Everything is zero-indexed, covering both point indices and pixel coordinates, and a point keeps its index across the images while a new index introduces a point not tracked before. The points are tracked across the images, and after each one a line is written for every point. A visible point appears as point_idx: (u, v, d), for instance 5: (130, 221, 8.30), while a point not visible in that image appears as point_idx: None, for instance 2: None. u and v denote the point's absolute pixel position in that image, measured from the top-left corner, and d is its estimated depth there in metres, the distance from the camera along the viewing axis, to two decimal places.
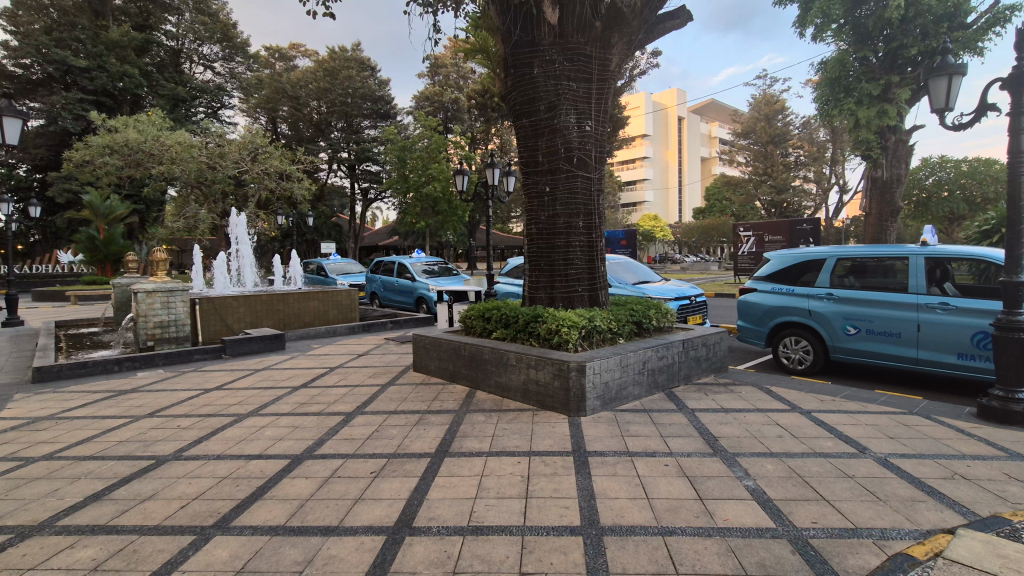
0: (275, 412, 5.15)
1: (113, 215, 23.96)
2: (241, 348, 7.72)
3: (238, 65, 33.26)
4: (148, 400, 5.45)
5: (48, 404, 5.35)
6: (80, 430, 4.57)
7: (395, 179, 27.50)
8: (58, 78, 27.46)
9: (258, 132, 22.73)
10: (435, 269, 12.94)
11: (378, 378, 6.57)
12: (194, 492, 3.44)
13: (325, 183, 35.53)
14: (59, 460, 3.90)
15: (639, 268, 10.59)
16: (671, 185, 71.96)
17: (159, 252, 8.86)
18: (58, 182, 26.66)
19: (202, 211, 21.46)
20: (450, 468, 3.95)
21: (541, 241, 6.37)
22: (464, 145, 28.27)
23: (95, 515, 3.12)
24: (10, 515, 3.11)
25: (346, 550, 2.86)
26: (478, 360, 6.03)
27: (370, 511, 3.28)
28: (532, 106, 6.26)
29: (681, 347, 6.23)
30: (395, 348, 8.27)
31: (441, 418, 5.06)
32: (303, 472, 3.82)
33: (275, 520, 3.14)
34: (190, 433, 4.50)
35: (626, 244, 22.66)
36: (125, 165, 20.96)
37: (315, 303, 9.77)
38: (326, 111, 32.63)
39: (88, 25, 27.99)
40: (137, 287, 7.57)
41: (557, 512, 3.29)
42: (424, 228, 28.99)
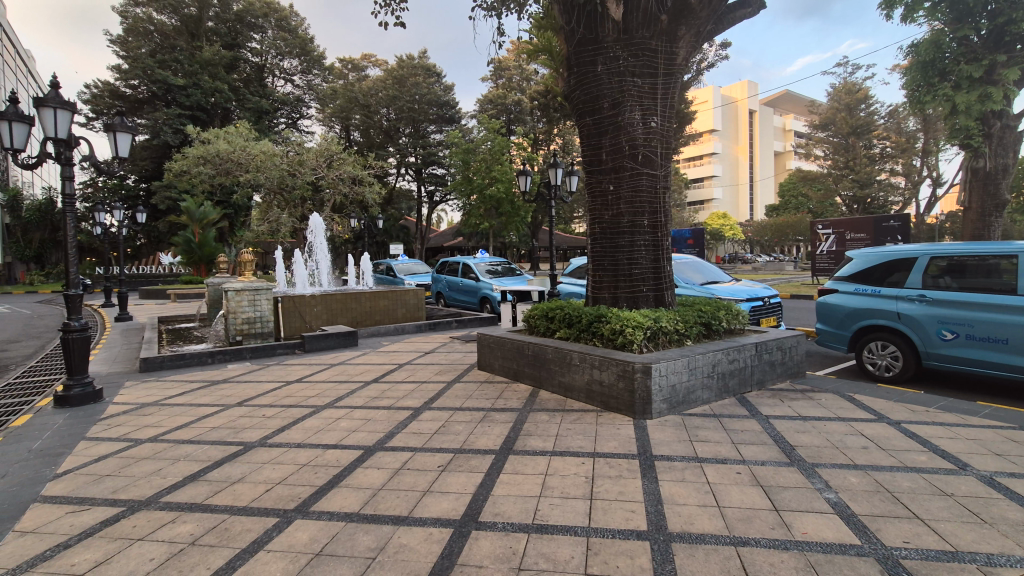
0: (349, 405, 5.41)
1: (206, 219, 26.33)
2: (318, 344, 8.18)
3: (315, 77, 35.53)
4: (237, 390, 5.90)
5: (153, 392, 5.92)
6: (179, 415, 5.02)
7: (460, 181, 28.20)
8: (161, 96, 30.27)
9: (333, 140, 24.00)
10: (498, 269, 13.11)
11: (443, 375, 6.75)
12: (278, 478, 3.69)
13: (394, 187, 36.95)
14: (162, 443, 4.31)
15: (708, 267, 10.20)
16: (741, 181, 68.68)
17: (246, 253, 9.53)
18: (160, 191, 29.46)
19: (283, 215, 22.95)
20: (515, 466, 3.99)
21: (604, 242, 6.32)
22: (526, 146, 28.39)
23: (192, 494, 3.41)
24: (122, 490, 3.47)
25: (415, 540, 2.96)
26: (541, 360, 6.04)
27: (438, 504, 3.38)
28: (595, 104, 6.21)
29: (754, 350, 5.95)
30: (460, 347, 8.46)
31: (505, 416, 5.11)
32: (375, 463, 4.00)
33: (349, 507, 3.31)
34: (273, 422, 4.82)
35: (693, 243, 21.88)
36: (217, 174, 22.86)
37: (385, 302, 10.15)
38: (395, 117, 33.89)
39: (186, 46, 30.74)
40: (228, 286, 8.19)
41: (623, 516, 3.24)
42: (488, 229, 29.35)
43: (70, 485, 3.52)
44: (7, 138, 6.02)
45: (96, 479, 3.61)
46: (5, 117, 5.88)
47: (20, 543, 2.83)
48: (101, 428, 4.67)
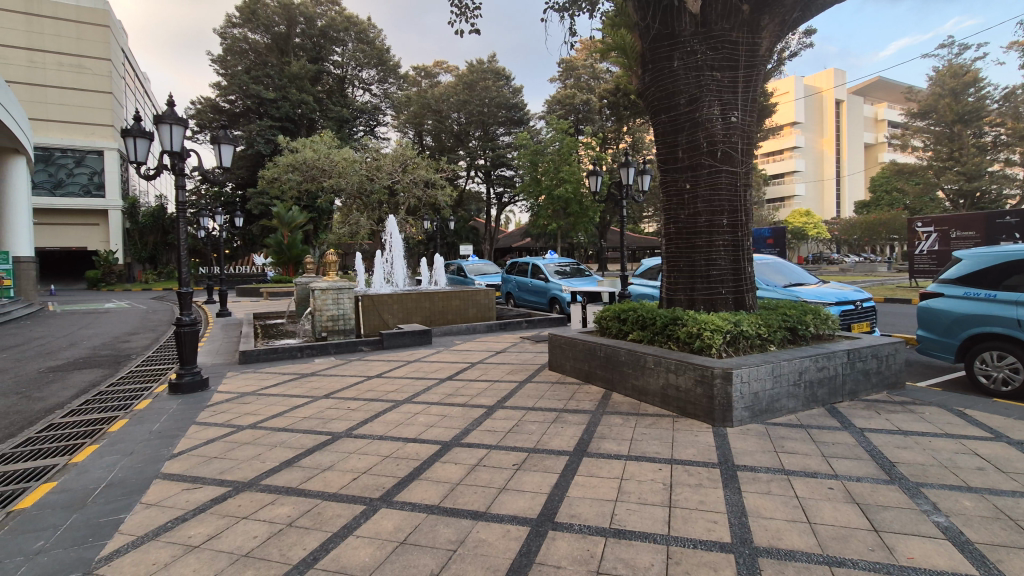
0: (425, 401, 5.59)
1: (294, 223, 28.18)
2: (396, 341, 8.53)
3: (391, 85, 37.17)
4: (324, 383, 6.29)
5: (251, 382, 6.43)
6: (274, 405, 5.41)
7: (528, 183, 28.40)
8: (255, 109, 32.75)
9: (408, 145, 24.93)
10: (567, 270, 13.09)
11: (515, 374, 6.81)
12: (364, 467, 3.89)
13: (464, 189, 37.84)
14: (260, 430, 4.66)
15: (792, 269, 9.60)
16: (827, 176, 64.12)
17: (330, 254, 10.11)
18: (255, 197, 31.95)
19: (362, 219, 24.06)
20: (590, 468, 3.96)
21: (680, 242, 6.12)
22: (595, 145, 28.04)
23: (288, 479, 3.67)
24: (228, 471, 3.79)
25: (493, 536, 3.01)
26: (614, 361, 5.95)
27: (514, 502, 3.42)
28: (671, 101, 6.04)
29: (846, 357, 5.53)
30: (531, 347, 8.52)
31: (578, 417, 5.09)
32: (452, 458, 4.11)
33: (430, 500, 3.43)
34: (357, 415, 5.09)
35: (774, 243, 20.69)
36: (304, 180, 24.52)
37: (457, 301, 10.39)
38: (465, 121, 34.59)
39: (276, 62, 33.16)
40: (314, 285, 8.77)
41: (704, 526, 3.13)
42: (556, 230, 29.27)
43: (184, 465, 3.88)
44: (132, 152, 6.74)
45: (206, 461, 3.97)
46: (131, 133, 6.60)
47: (147, 513, 3.16)
48: (208, 414, 5.12)
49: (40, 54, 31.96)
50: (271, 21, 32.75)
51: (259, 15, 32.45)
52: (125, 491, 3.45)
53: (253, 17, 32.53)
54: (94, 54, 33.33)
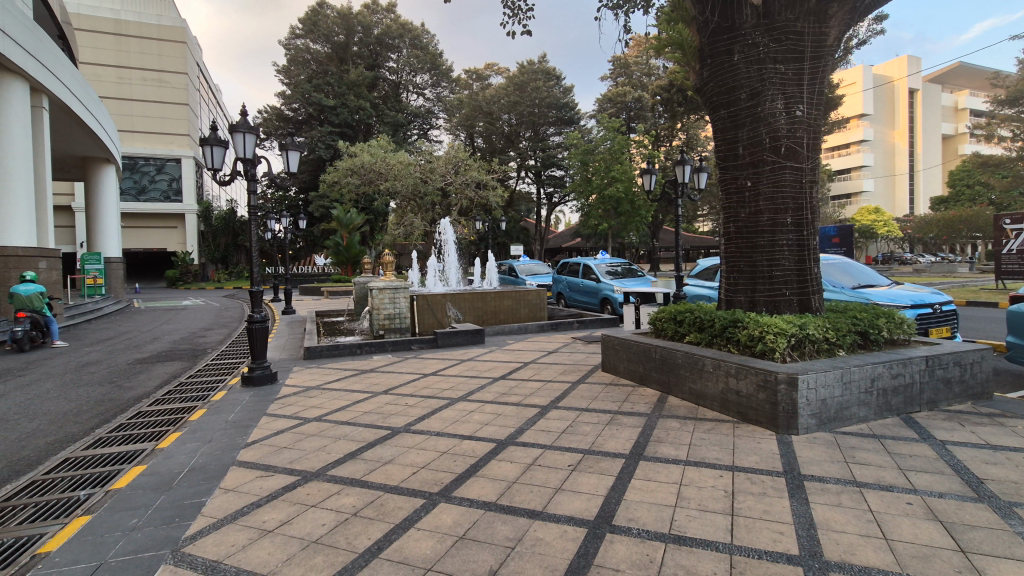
0: (480, 399, 5.66)
1: (352, 225, 29.22)
2: (449, 340, 8.69)
3: (443, 89, 37.97)
4: (382, 379, 6.50)
5: (314, 377, 6.73)
6: (337, 399, 5.65)
7: (579, 182, 28.19)
8: (315, 116, 34.18)
9: (460, 147, 25.30)
10: (619, 270, 12.92)
11: (568, 375, 6.79)
12: (422, 462, 4.00)
13: (515, 190, 38.11)
14: (325, 422, 4.88)
15: (862, 269, 9.05)
16: (899, 170, 60.06)
17: (387, 255, 10.44)
18: (316, 201, 33.45)
19: (417, 220, 24.62)
20: (647, 472, 3.89)
21: (740, 242, 5.92)
22: (647, 143, 27.47)
23: (351, 470, 3.82)
24: (297, 461, 3.98)
25: (551, 536, 3.02)
26: (670, 364, 5.82)
27: (571, 503, 3.42)
28: (731, 96, 5.85)
29: (924, 364, 5.16)
30: (583, 347, 8.46)
31: (633, 420, 5.01)
32: (508, 457, 4.15)
33: (487, 496, 3.48)
34: (415, 411, 5.23)
35: (840, 242, 19.58)
36: (362, 183, 25.43)
37: (509, 301, 10.46)
38: (515, 122, 34.77)
39: (336, 70, 34.52)
40: (372, 285, 9.07)
41: (769, 536, 3.01)
42: (607, 230, 28.86)
43: (258, 454, 4.12)
44: (209, 159, 7.20)
45: (276, 450, 4.19)
46: (208, 142, 7.05)
47: (226, 498, 3.38)
48: (277, 406, 5.41)
49: (126, 71, 34.64)
50: (331, 31, 34.15)
51: (320, 26, 33.99)
52: (205, 476, 3.69)
53: (315, 28, 34.10)
54: (173, 69, 35.83)
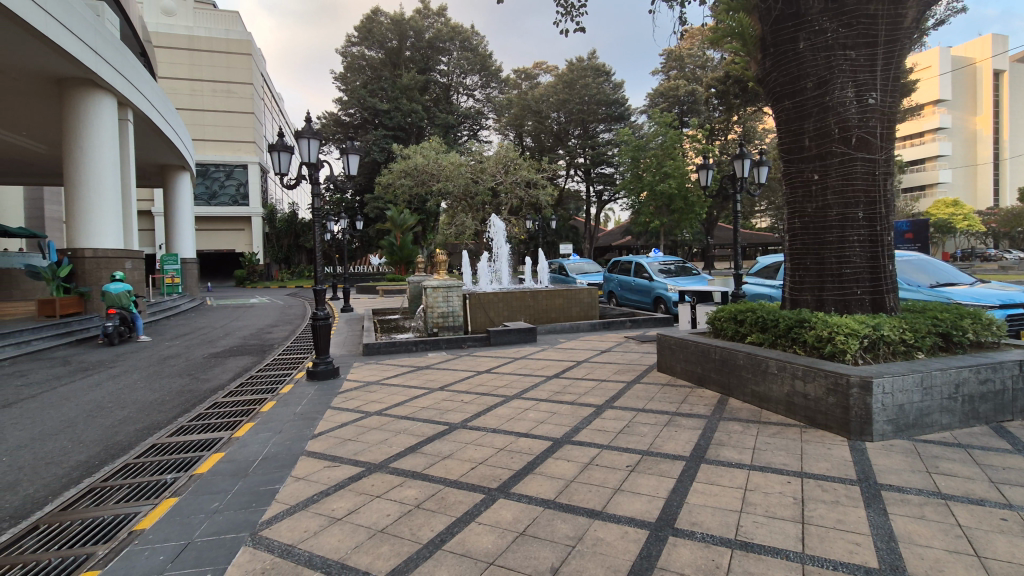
0: (534, 398, 5.68)
1: (405, 225, 29.93)
2: (501, 338, 8.74)
3: (493, 90, 38.32)
4: (438, 376, 6.63)
5: (374, 372, 6.96)
6: (396, 394, 5.81)
7: (629, 180, 27.61)
8: (370, 120, 35.25)
9: (510, 147, 25.41)
10: (672, 269, 12.60)
11: (622, 374, 6.70)
12: (480, 458, 4.04)
13: (564, 189, 37.93)
14: (385, 417, 5.02)
15: (942, 266, 8.42)
16: (981, 160, 55.48)
17: (440, 254, 10.60)
18: (371, 202, 34.53)
19: (468, 220, 24.96)
20: (709, 476, 3.78)
21: (806, 239, 5.65)
22: (701, 138, 26.62)
23: (412, 464, 3.92)
24: (361, 453, 4.12)
25: (612, 536, 2.98)
26: (730, 365, 5.63)
27: (630, 504, 3.37)
28: (796, 86, 5.59)
29: (1017, 369, 4.74)
30: (637, 347, 8.31)
31: (693, 422, 4.88)
32: (565, 455, 4.13)
33: (545, 494, 3.48)
34: (471, 407, 5.31)
35: (914, 238, 18.31)
36: (415, 185, 26.00)
37: (561, 300, 10.40)
38: (565, 121, 34.65)
39: (389, 75, 35.54)
40: (426, 284, 9.22)
41: (845, 547, 2.85)
42: (659, 228, 28.15)
43: (324, 445, 4.30)
44: (276, 164, 7.55)
45: (341, 442, 4.36)
46: (276, 148, 7.40)
47: (297, 486, 3.54)
48: (340, 400, 5.62)
49: (199, 83, 36.91)
50: (385, 37, 35.28)
51: (374, 33, 35.15)
52: (278, 464, 3.89)
53: (370, 35, 35.32)
54: (241, 80, 37.95)
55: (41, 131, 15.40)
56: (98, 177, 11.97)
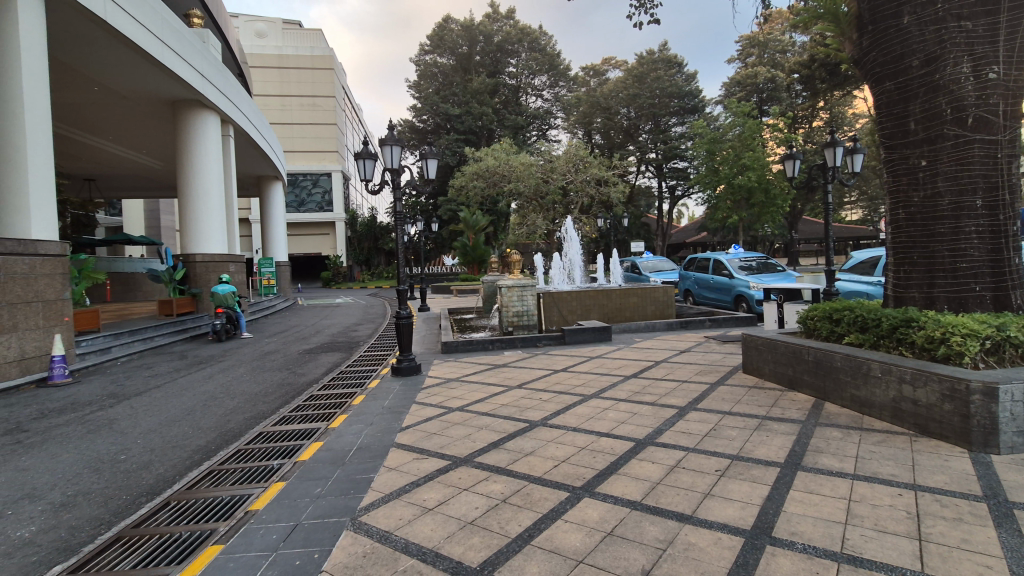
0: (613, 397, 5.60)
1: (477, 226, 30.55)
2: (576, 337, 8.69)
3: (562, 89, 38.28)
4: (516, 374, 6.71)
5: (454, 370, 7.16)
6: (477, 391, 5.95)
7: (704, 174, 26.48)
8: (442, 126, 36.31)
9: (580, 145, 25.25)
10: (754, 265, 11.98)
11: (705, 375, 6.45)
12: (562, 456, 4.05)
13: (635, 185, 37.13)
14: (467, 413, 5.16)
15: None
16: None
17: (514, 253, 10.71)
18: (444, 205, 35.59)
19: (539, 219, 25.11)
20: (808, 484, 3.56)
21: (913, 231, 5.16)
22: (784, 126, 25.08)
23: (496, 459, 4.00)
24: (447, 447, 4.26)
25: (704, 541, 2.89)
26: (826, 367, 5.26)
27: (722, 509, 3.24)
28: (900, 64, 5.14)
29: None
30: (718, 347, 7.99)
31: (785, 426, 4.62)
32: (649, 457, 4.04)
33: (631, 495, 3.42)
34: (549, 406, 5.32)
35: None
36: (487, 186, 26.48)
37: (635, 298, 10.18)
38: (635, 116, 33.90)
39: (461, 81, 36.48)
40: (501, 283, 9.36)
41: (970, 569, 2.57)
42: (738, 222, 26.83)
43: (411, 438, 4.48)
44: (362, 171, 7.94)
45: (427, 436, 4.52)
46: (362, 156, 7.80)
47: (389, 476, 3.71)
48: (424, 395, 5.84)
49: (288, 98, 39.66)
50: (456, 43, 36.37)
51: (446, 40, 36.25)
52: (371, 455, 4.11)
53: (442, 43, 36.50)
54: (324, 93, 40.38)
55: (158, 149, 17.17)
56: (205, 189, 13.15)
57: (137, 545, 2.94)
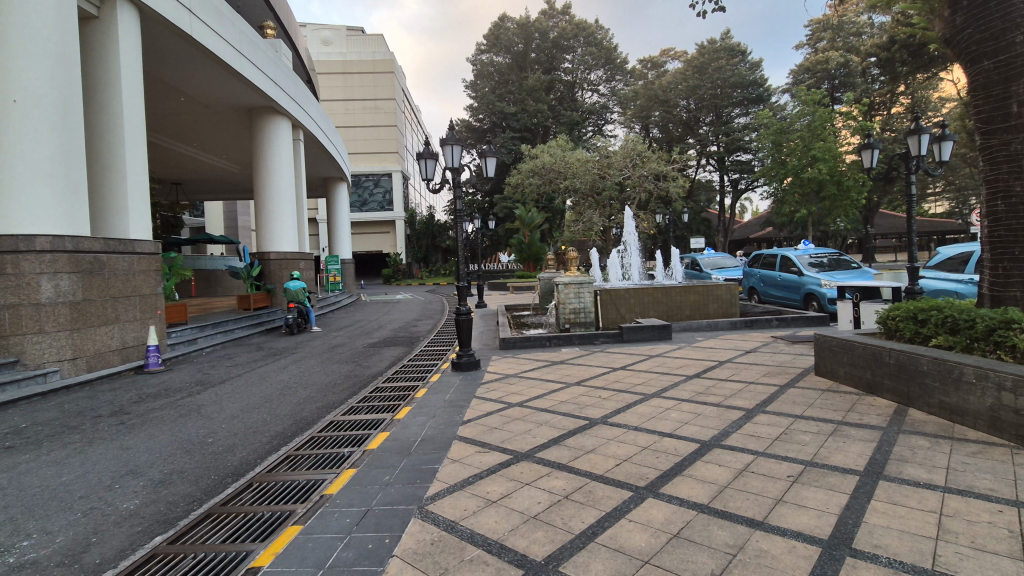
0: (676, 397, 5.47)
1: (533, 224, 30.58)
2: (635, 335, 8.54)
3: (619, 83, 37.62)
4: (574, 371, 6.68)
5: (512, 366, 7.22)
6: (536, 387, 5.98)
7: (770, 166, 25.22)
8: (498, 124, 36.61)
9: (638, 140, 24.71)
10: (825, 262, 11.32)
11: (773, 377, 6.18)
12: (625, 455, 4.01)
13: (695, 179, 35.94)
14: (527, 408, 5.20)
15: None
16: None
17: (570, 250, 10.67)
18: (500, 202, 35.89)
19: (595, 216, 24.87)
20: (891, 494, 3.33)
21: (1013, 225, 4.70)
22: (859, 114, 23.48)
23: (557, 455, 4.01)
24: (508, 441, 4.31)
25: (778, 549, 2.77)
26: (911, 371, 4.89)
27: (796, 517, 3.10)
28: (1000, 41, 4.68)
29: None
30: (787, 347, 7.62)
31: (864, 433, 4.35)
32: (715, 459, 3.92)
33: (698, 498, 3.34)
34: (609, 404, 5.27)
35: None
36: (543, 183, 26.44)
37: (696, 296, 9.88)
38: (695, 107, 32.81)
39: (517, 79, 36.63)
40: (558, 280, 9.35)
41: None
42: (807, 217, 25.42)
43: (473, 431, 4.57)
44: (424, 170, 8.14)
45: (489, 430, 4.59)
46: (424, 156, 8.00)
47: (453, 467, 3.81)
48: (483, 390, 5.92)
49: (351, 102, 41.26)
50: (512, 42, 36.53)
51: (502, 39, 36.49)
52: (435, 446, 4.22)
53: (498, 42, 36.77)
54: (385, 96, 41.67)
55: (235, 154, 18.34)
56: (276, 190, 13.89)
57: (225, 522, 3.17)
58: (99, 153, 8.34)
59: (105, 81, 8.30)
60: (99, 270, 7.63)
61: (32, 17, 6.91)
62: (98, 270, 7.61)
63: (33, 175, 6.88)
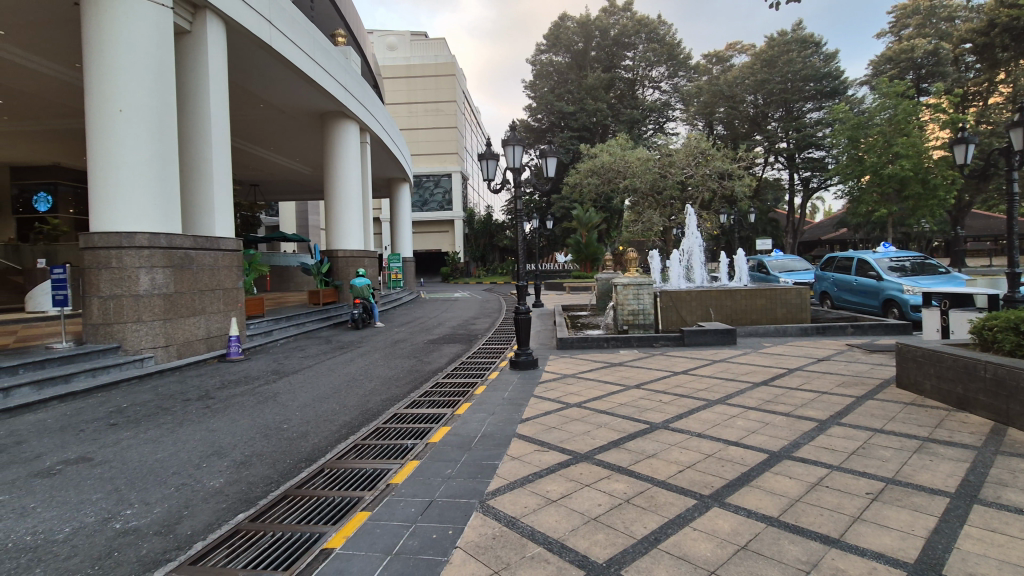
0: (741, 404, 5.27)
1: (590, 224, 30.25)
2: (697, 339, 8.29)
3: (682, 79, 36.59)
4: (633, 374, 6.57)
5: (570, 366, 7.20)
6: (594, 389, 5.93)
7: (846, 163, 23.66)
8: (557, 124, 36.51)
9: (702, 137, 23.88)
10: (907, 266, 10.51)
11: (849, 387, 5.81)
12: (687, 461, 3.91)
13: (762, 177, 34.31)
14: (585, 409, 5.17)
15: None
16: None
17: (629, 250, 10.50)
18: (557, 202, 35.81)
19: (655, 216, 24.36)
20: (987, 520, 3.05)
21: None
22: (949, 105, 21.62)
23: (618, 458, 3.96)
24: (567, 441, 4.31)
25: (856, 569, 2.62)
26: (1011, 387, 4.45)
27: (876, 537, 2.91)
28: None
29: None
30: (864, 356, 7.16)
31: (955, 451, 4.02)
32: (785, 471, 3.75)
33: (767, 510, 3.21)
34: (670, 408, 5.14)
35: None
36: (601, 183, 26.11)
37: (763, 300, 9.45)
38: (763, 103, 31.37)
39: (576, 77, 36.38)
40: (617, 280, 9.23)
41: None
42: (887, 217, 23.66)
43: (532, 430, 4.59)
44: (485, 171, 8.26)
45: (547, 429, 4.61)
46: (485, 156, 8.12)
47: (513, 465, 3.84)
48: (542, 389, 5.93)
49: (414, 105, 42.46)
50: (572, 41, 36.32)
51: (561, 38, 36.35)
52: (495, 443, 4.28)
53: (557, 41, 36.68)
54: (447, 98, 42.53)
55: (308, 157, 19.35)
56: (345, 190, 14.51)
57: (300, 504, 3.36)
58: (191, 157, 9.05)
59: (196, 92, 8.97)
60: (188, 266, 8.27)
61: (133, 33, 7.56)
62: (187, 265, 8.24)
63: (135, 178, 7.53)
